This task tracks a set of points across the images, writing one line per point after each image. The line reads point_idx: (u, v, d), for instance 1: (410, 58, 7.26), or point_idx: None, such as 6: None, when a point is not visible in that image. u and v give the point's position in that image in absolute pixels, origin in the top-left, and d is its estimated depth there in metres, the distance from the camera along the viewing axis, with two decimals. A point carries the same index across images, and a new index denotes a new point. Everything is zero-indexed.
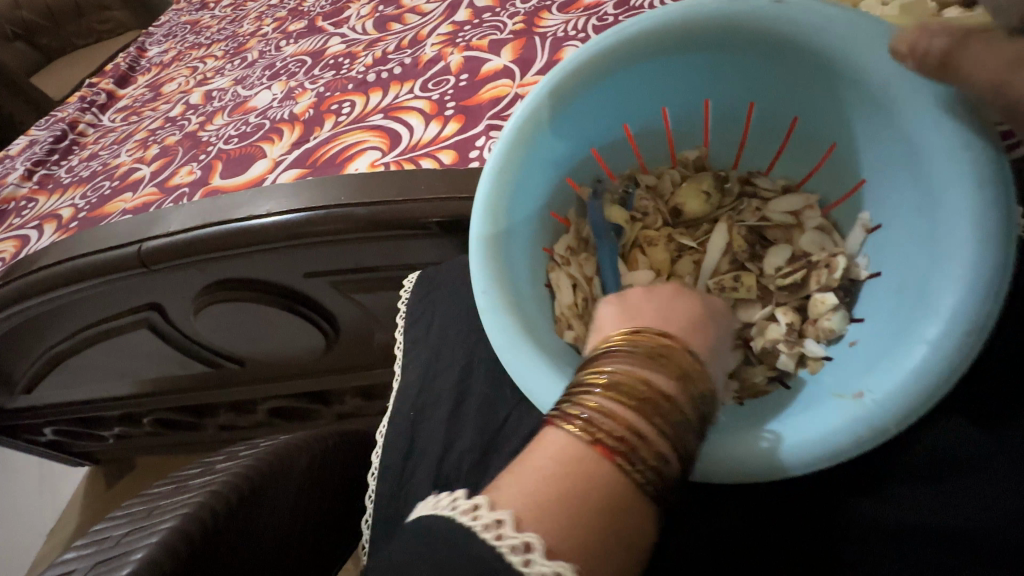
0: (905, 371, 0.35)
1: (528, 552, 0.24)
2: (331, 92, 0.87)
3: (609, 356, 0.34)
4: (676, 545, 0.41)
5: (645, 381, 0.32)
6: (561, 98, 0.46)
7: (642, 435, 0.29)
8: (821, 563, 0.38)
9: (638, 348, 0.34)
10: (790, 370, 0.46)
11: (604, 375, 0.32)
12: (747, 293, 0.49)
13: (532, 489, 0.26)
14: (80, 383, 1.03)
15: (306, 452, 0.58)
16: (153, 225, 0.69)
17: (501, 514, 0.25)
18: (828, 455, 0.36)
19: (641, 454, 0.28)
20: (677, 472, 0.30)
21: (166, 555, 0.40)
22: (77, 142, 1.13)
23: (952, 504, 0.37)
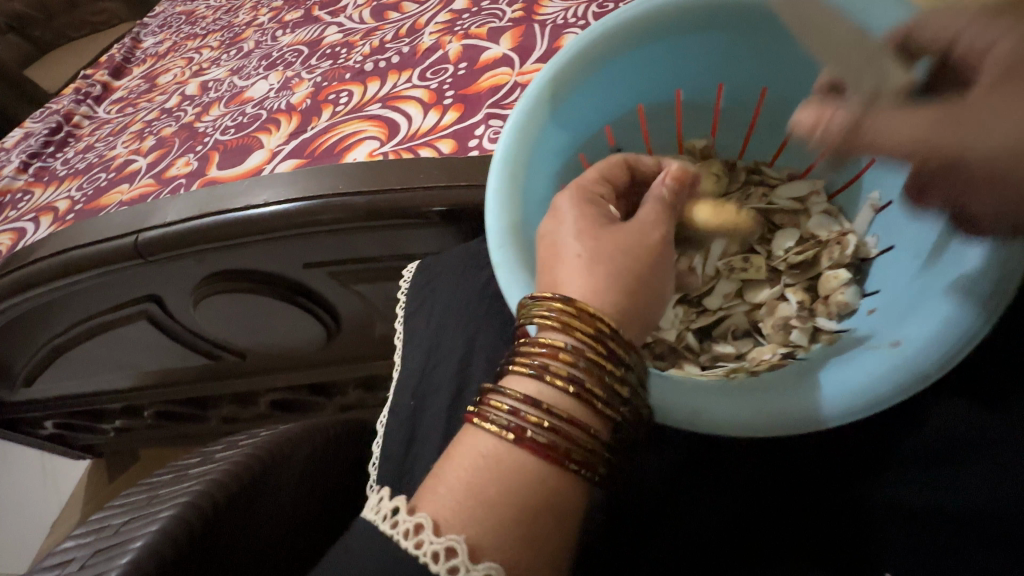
0: (939, 323, 0.39)
1: (439, 548, 0.30)
2: (328, 81, 0.86)
3: (530, 347, 0.37)
4: (693, 525, 0.44)
5: (561, 373, 0.35)
6: (565, 82, 0.49)
7: (556, 424, 0.33)
8: (826, 539, 0.42)
9: (558, 338, 0.36)
10: (804, 342, 0.51)
11: (526, 369, 0.36)
12: (756, 274, 0.56)
13: (460, 497, 0.31)
14: (80, 376, 1.03)
15: (306, 443, 0.59)
16: (151, 215, 0.68)
17: (419, 517, 0.31)
18: (866, 402, 0.39)
19: (557, 441, 0.33)
20: (598, 451, 0.34)
21: (169, 541, 0.40)
22: (73, 134, 1.12)
23: (952, 488, 0.40)
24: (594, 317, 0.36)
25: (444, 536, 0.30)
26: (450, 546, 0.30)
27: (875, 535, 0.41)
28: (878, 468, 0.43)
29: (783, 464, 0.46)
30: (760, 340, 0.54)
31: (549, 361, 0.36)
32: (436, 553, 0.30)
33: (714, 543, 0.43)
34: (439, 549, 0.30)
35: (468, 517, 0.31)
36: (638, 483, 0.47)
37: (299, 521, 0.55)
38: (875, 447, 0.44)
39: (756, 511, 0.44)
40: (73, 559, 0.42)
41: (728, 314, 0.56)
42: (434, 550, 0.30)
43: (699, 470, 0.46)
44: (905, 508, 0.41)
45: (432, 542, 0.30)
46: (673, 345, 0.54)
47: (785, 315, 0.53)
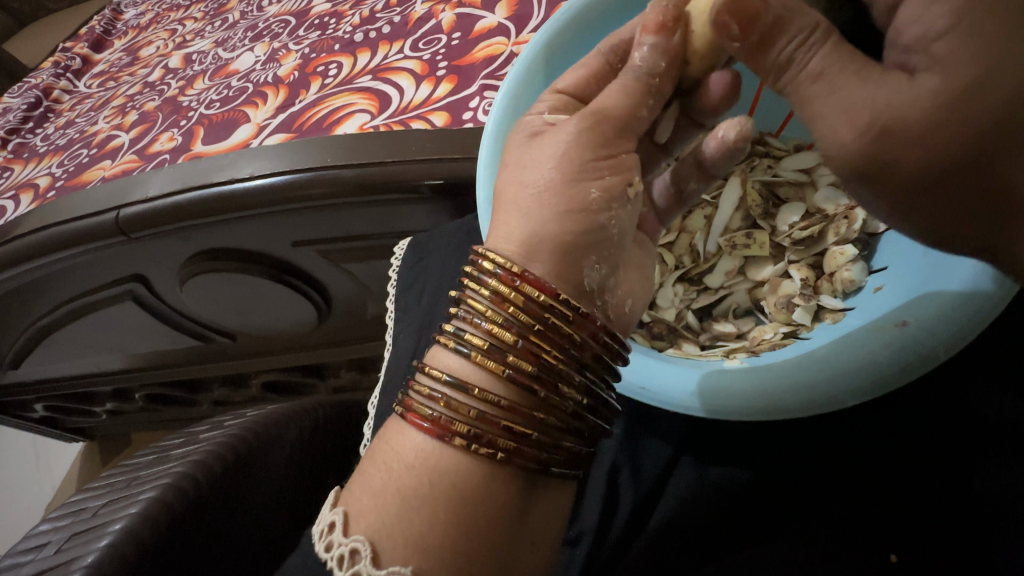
0: (959, 315, 0.37)
1: None
2: (316, 53, 0.82)
3: (462, 322, 0.38)
4: (711, 514, 0.45)
5: (489, 356, 0.37)
6: (552, 57, 0.50)
7: (483, 414, 0.36)
8: (852, 529, 0.42)
9: (486, 317, 0.37)
10: (808, 323, 0.49)
11: (459, 344, 0.38)
12: (759, 248, 0.54)
13: (401, 526, 0.34)
14: (67, 358, 1.00)
15: (294, 424, 0.58)
16: (131, 190, 0.66)
17: (355, 544, 0.34)
18: (864, 387, 0.38)
19: (483, 434, 0.35)
20: (537, 439, 0.36)
21: (149, 523, 0.39)
22: (52, 110, 1.08)
23: (976, 474, 0.41)
24: (515, 301, 0.37)
25: (385, 570, 0.33)
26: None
27: (871, 518, 0.42)
28: (879, 454, 0.44)
29: (784, 449, 0.46)
30: (763, 318, 0.53)
31: (480, 340, 0.37)
32: None
33: (710, 526, 0.45)
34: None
35: (407, 540, 0.34)
36: (638, 468, 0.49)
37: (286, 502, 0.55)
38: (879, 433, 0.44)
39: (775, 494, 0.45)
40: (50, 542, 0.41)
41: (730, 293, 0.55)
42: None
43: (699, 453, 0.47)
44: (922, 493, 0.42)
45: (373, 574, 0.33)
46: (673, 325, 0.53)
47: (788, 293, 0.51)
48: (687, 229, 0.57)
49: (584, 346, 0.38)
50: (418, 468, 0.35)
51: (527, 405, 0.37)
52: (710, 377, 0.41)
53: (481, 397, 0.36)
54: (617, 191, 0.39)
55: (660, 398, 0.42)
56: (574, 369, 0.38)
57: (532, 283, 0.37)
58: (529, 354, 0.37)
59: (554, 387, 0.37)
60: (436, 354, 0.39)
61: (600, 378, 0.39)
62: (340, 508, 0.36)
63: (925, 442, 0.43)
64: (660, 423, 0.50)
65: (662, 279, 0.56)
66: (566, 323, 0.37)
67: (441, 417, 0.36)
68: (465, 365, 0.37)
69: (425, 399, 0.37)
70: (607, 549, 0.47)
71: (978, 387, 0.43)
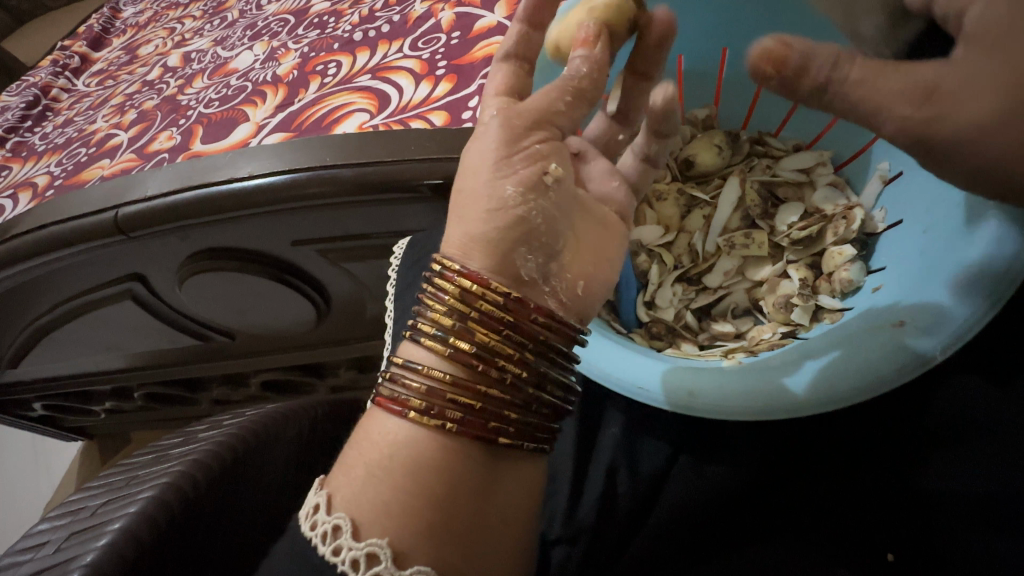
0: (956, 312, 0.37)
1: (360, 555, 0.33)
2: (316, 52, 0.82)
3: (426, 317, 0.39)
4: (710, 512, 0.46)
5: (462, 347, 0.37)
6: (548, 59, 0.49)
7: (465, 403, 0.36)
8: (847, 526, 0.43)
9: (454, 309, 0.38)
10: (806, 323, 0.49)
11: (429, 337, 0.38)
12: (758, 248, 0.55)
13: (384, 508, 0.34)
14: (67, 357, 1.00)
15: (293, 423, 0.58)
16: (129, 189, 0.66)
17: (337, 520, 0.34)
18: (817, 367, 0.39)
19: (467, 422, 0.36)
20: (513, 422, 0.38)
21: (148, 522, 0.39)
22: (51, 108, 1.08)
23: (975, 474, 0.42)
24: (481, 292, 0.38)
25: (364, 542, 0.33)
26: (372, 552, 0.33)
27: (866, 514, 0.43)
28: (875, 451, 0.44)
29: (781, 447, 0.46)
30: (761, 317, 0.53)
31: (450, 332, 0.38)
32: (355, 560, 0.33)
33: (709, 523, 0.46)
34: (359, 556, 0.33)
35: (394, 525, 0.34)
36: (636, 466, 0.49)
37: (285, 501, 0.54)
38: (876, 431, 0.44)
39: (773, 492, 0.46)
40: (48, 541, 0.41)
41: (729, 293, 0.55)
42: (353, 556, 0.33)
43: (697, 452, 0.48)
44: (918, 491, 0.42)
45: (352, 548, 0.33)
46: (671, 325, 0.53)
47: (787, 293, 0.51)
48: (685, 229, 0.58)
49: (537, 328, 0.39)
50: (391, 449, 0.36)
51: (483, 386, 0.38)
52: (699, 374, 0.41)
53: (438, 379, 0.37)
54: (533, 184, 0.40)
55: (655, 397, 0.41)
56: (541, 355, 0.39)
57: (467, 276, 0.38)
58: (481, 340, 0.38)
59: (507, 367, 0.38)
60: (408, 350, 0.40)
61: (556, 360, 0.40)
62: (323, 491, 0.36)
63: (922, 441, 0.43)
64: (659, 422, 0.50)
65: (660, 279, 0.56)
66: (515, 307, 0.38)
67: (403, 397, 0.37)
68: (426, 353, 0.38)
69: (401, 391, 0.37)
70: (605, 547, 0.47)
71: (979, 385, 0.43)
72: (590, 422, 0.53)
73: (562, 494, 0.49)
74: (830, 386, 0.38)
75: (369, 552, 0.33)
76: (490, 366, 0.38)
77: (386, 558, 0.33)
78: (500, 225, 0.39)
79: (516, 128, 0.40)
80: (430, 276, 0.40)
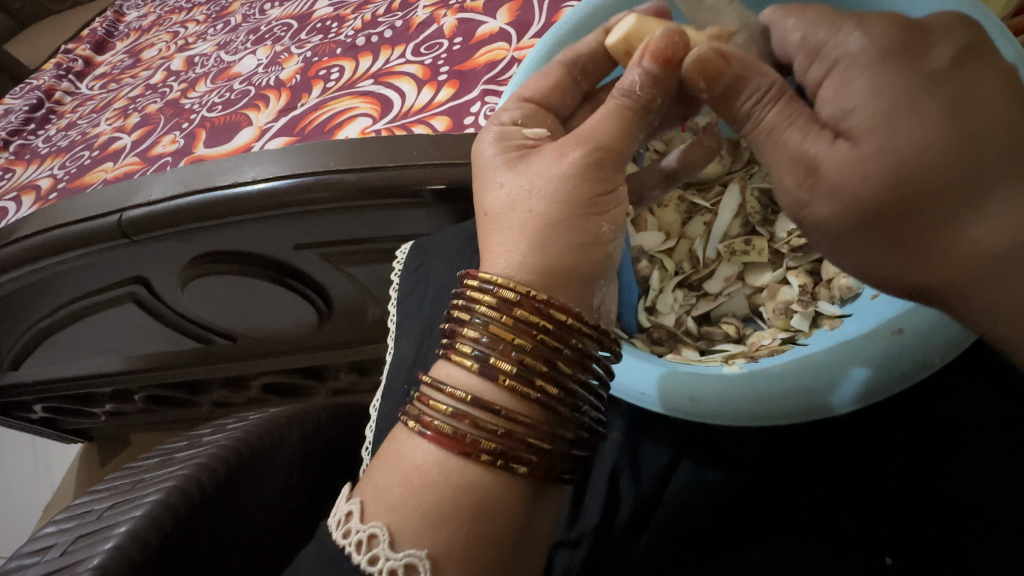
0: (946, 329, 0.38)
1: (398, 564, 0.33)
2: (318, 57, 0.83)
3: (466, 340, 0.38)
4: (718, 520, 0.47)
5: (503, 376, 0.37)
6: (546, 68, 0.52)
7: (504, 430, 0.36)
8: (857, 532, 0.45)
9: (497, 335, 0.37)
10: (805, 329, 0.50)
11: (469, 361, 0.38)
12: (759, 255, 0.55)
13: (413, 524, 0.34)
14: (68, 359, 1.00)
15: (295, 428, 0.58)
16: (135, 193, 0.66)
17: (373, 529, 0.34)
18: (822, 380, 0.40)
19: (504, 449, 0.36)
20: (550, 446, 0.37)
21: (155, 526, 0.39)
22: (54, 111, 1.08)
23: (968, 474, 0.45)
24: (524, 317, 0.37)
25: (402, 552, 0.34)
26: (410, 562, 0.33)
27: (870, 517, 0.45)
28: (872, 458, 0.47)
29: (771, 450, 0.49)
30: (761, 323, 0.54)
31: (492, 360, 0.37)
32: (394, 569, 0.33)
33: (704, 525, 0.47)
34: (397, 566, 0.33)
35: (423, 528, 0.34)
36: (639, 470, 0.50)
37: (288, 504, 0.55)
38: (876, 437, 0.48)
39: (785, 500, 0.47)
40: (56, 544, 0.41)
41: (729, 299, 0.55)
42: (392, 565, 0.33)
43: (698, 456, 0.49)
44: (919, 500, 0.45)
45: (390, 558, 0.33)
46: (672, 330, 0.54)
47: (786, 300, 0.52)
48: (686, 235, 0.59)
49: (571, 339, 0.38)
50: (418, 466, 0.36)
51: (525, 411, 0.37)
52: (700, 380, 0.42)
53: (467, 401, 0.37)
54: None
55: (660, 403, 0.43)
56: (582, 377, 0.39)
57: (508, 307, 0.38)
58: (527, 368, 0.37)
59: (531, 386, 0.37)
60: (444, 369, 0.39)
61: (590, 374, 0.40)
62: (356, 498, 0.36)
63: (915, 448, 0.47)
64: (661, 427, 0.52)
65: (662, 285, 0.57)
66: (555, 332, 0.38)
67: (430, 419, 0.37)
68: (456, 368, 0.38)
69: (444, 416, 0.37)
70: (611, 548, 0.47)
71: (961, 392, 0.47)
72: None
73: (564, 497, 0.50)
74: (834, 399, 0.39)
75: (408, 563, 0.33)
76: (520, 385, 0.37)
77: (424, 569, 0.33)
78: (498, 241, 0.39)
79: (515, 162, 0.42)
80: (468, 299, 0.39)
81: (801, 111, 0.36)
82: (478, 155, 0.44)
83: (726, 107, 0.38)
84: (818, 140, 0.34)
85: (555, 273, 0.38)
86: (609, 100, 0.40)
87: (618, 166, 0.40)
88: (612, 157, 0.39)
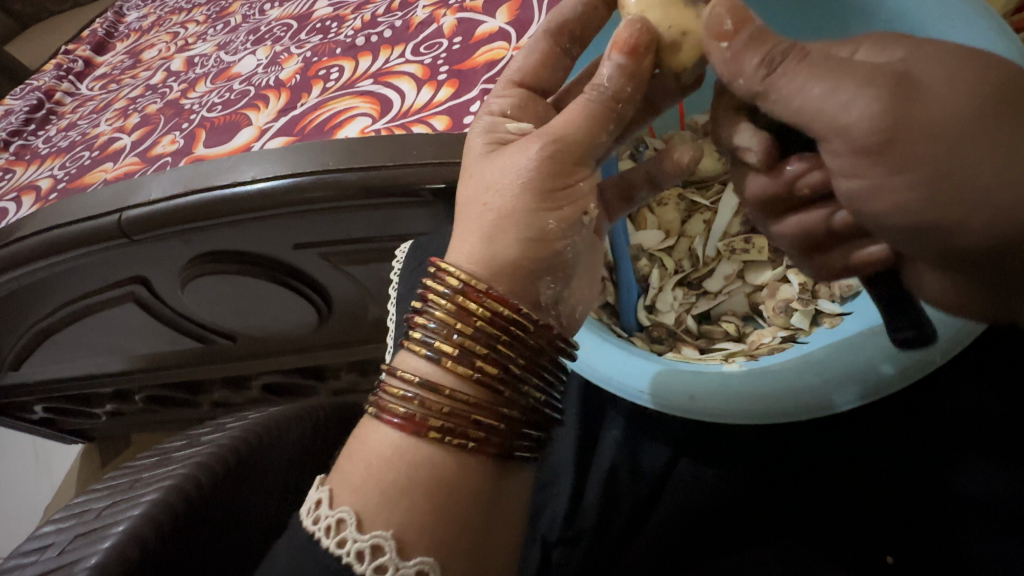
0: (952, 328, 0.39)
1: (365, 546, 0.33)
2: (318, 56, 0.83)
3: (420, 326, 0.39)
4: (719, 520, 0.47)
5: (453, 361, 0.37)
6: None
7: (453, 414, 0.36)
8: (853, 531, 0.45)
9: (448, 321, 0.38)
10: (806, 327, 0.49)
11: (421, 347, 0.38)
12: (759, 253, 0.55)
13: (415, 523, 0.34)
14: (69, 359, 1.00)
15: (295, 426, 0.58)
16: (134, 192, 0.66)
17: (340, 514, 0.34)
18: (820, 380, 0.40)
19: (450, 433, 0.36)
20: (496, 432, 0.37)
21: (154, 525, 0.39)
22: (54, 112, 1.08)
23: (970, 474, 0.45)
24: (474, 304, 0.38)
25: (369, 534, 0.33)
26: (377, 543, 0.33)
27: (869, 514, 0.46)
28: (872, 455, 0.47)
29: (770, 448, 0.49)
30: (761, 322, 0.53)
31: (442, 346, 0.38)
32: (361, 552, 0.33)
33: (703, 525, 0.47)
34: (364, 547, 0.33)
35: (401, 511, 0.34)
36: (637, 468, 0.50)
37: (287, 503, 0.55)
38: (877, 436, 0.48)
39: (786, 502, 0.47)
40: (52, 543, 0.41)
41: (728, 297, 0.55)
42: (359, 547, 0.33)
43: (697, 454, 0.50)
44: (921, 501, 0.45)
45: (357, 540, 0.33)
46: (672, 329, 0.54)
47: (787, 297, 0.52)
48: (686, 233, 0.59)
49: (521, 327, 0.39)
50: (418, 460, 0.36)
51: (474, 397, 0.38)
52: (701, 380, 0.42)
53: (419, 385, 0.37)
54: (578, 215, 0.40)
55: (660, 402, 0.43)
56: (530, 365, 0.40)
57: (461, 294, 0.38)
58: (476, 354, 0.37)
59: (482, 373, 0.37)
60: (400, 354, 0.40)
61: (538, 364, 0.40)
62: (325, 486, 0.36)
63: (917, 447, 0.47)
64: (660, 425, 0.52)
65: (662, 283, 0.57)
66: (504, 320, 0.38)
67: (388, 404, 0.38)
68: (411, 356, 0.39)
69: (396, 400, 0.37)
70: (608, 543, 0.48)
71: (963, 392, 0.47)
72: (591, 424, 0.54)
73: (563, 496, 0.50)
74: (830, 400, 0.40)
75: (375, 544, 0.33)
76: (463, 366, 0.37)
77: (393, 552, 0.33)
78: (475, 233, 0.39)
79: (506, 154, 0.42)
80: (426, 285, 0.40)
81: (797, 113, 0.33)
82: (466, 149, 0.44)
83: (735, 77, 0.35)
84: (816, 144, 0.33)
85: None
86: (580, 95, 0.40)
87: None
88: None
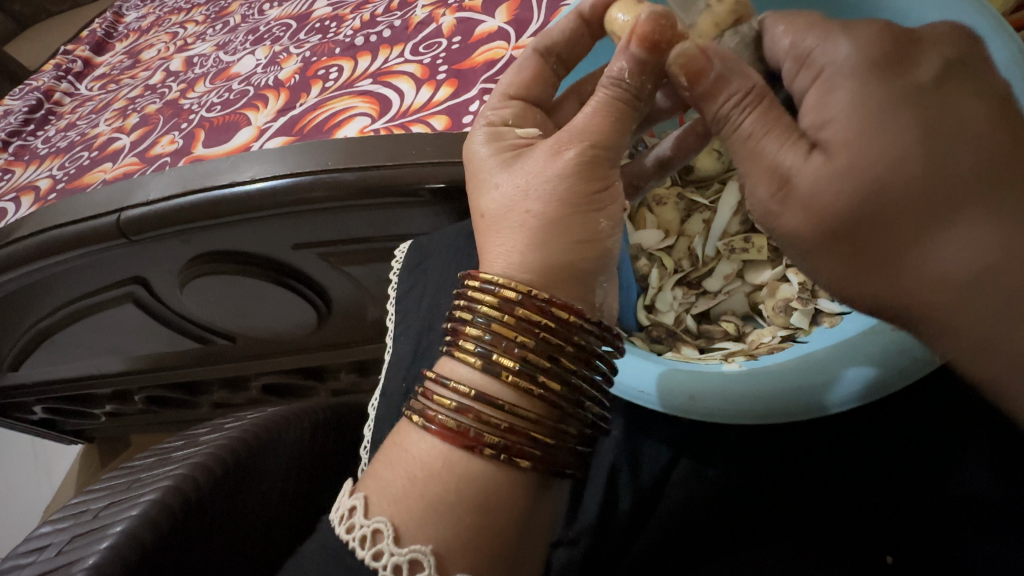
0: None
1: (402, 561, 0.33)
2: (317, 56, 0.82)
3: (468, 336, 0.38)
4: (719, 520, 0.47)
5: (507, 371, 0.37)
6: None
7: (506, 425, 0.36)
8: (852, 532, 0.45)
9: (502, 331, 0.37)
10: (805, 327, 0.49)
11: (471, 357, 0.38)
12: (758, 252, 0.55)
13: (416, 522, 0.34)
14: (68, 360, 1.00)
15: (294, 426, 0.58)
16: (133, 192, 0.66)
17: (377, 524, 0.34)
18: (819, 380, 0.40)
19: (504, 444, 0.35)
20: (548, 443, 0.37)
21: (150, 526, 0.39)
22: (53, 112, 1.08)
23: (970, 473, 0.45)
24: (526, 314, 0.37)
25: (407, 548, 0.33)
26: (415, 558, 0.33)
27: (869, 514, 0.46)
28: (871, 455, 0.47)
29: (771, 448, 0.49)
30: (761, 322, 0.53)
31: (494, 356, 0.37)
32: (399, 565, 0.33)
33: (705, 527, 0.47)
34: (403, 562, 0.33)
35: (423, 514, 0.34)
36: (638, 468, 0.50)
37: (287, 504, 0.55)
38: (875, 434, 0.48)
39: (787, 502, 0.47)
40: (51, 544, 0.41)
41: (728, 296, 0.55)
42: (396, 561, 0.33)
43: (698, 455, 0.49)
44: (920, 500, 0.45)
45: (394, 553, 0.33)
46: (671, 328, 0.54)
47: (786, 297, 0.51)
48: (686, 232, 0.59)
49: (573, 336, 0.38)
50: (421, 458, 0.36)
51: (528, 407, 0.37)
52: (699, 379, 0.42)
53: (472, 395, 0.37)
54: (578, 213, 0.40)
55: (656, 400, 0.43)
56: (584, 374, 0.39)
57: (510, 304, 0.37)
58: (528, 364, 0.37)
59: (535, 382, 0.37)
60: (445, 364, 0.40)
61: (589, 373, 0.39)
62: (359, 494, 0.36)
63: (916, 446, 0.47)
64: (661, 425, 0.52)
65: (661, 283, 0.57)
66: (557, 329, 0.37)
67: (433, 411, 0.37)
68: (460, 365, 0.38)
69: (447, 410, 0.37)
70: (610, 542, 0.48)
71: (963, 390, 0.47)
72: None
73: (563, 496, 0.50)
74: (833, 399, 0.39)
75: (412, 558, 0.33)
76: (522, 380, 0.37)
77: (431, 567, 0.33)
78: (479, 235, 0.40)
79: (506, 156, 0.42)
80: (472, 295, 0.39)
81: (776, 120, 0.35)
82: (471, 154, 0.44)
83: (705, 105, 0.37)
84: (796, 151, 0.33)
85: (555, 266, 0.38)
86: (599, 90, 0.40)
87: (613, 166, 0.40)
88: (608, 156, 0.39)
